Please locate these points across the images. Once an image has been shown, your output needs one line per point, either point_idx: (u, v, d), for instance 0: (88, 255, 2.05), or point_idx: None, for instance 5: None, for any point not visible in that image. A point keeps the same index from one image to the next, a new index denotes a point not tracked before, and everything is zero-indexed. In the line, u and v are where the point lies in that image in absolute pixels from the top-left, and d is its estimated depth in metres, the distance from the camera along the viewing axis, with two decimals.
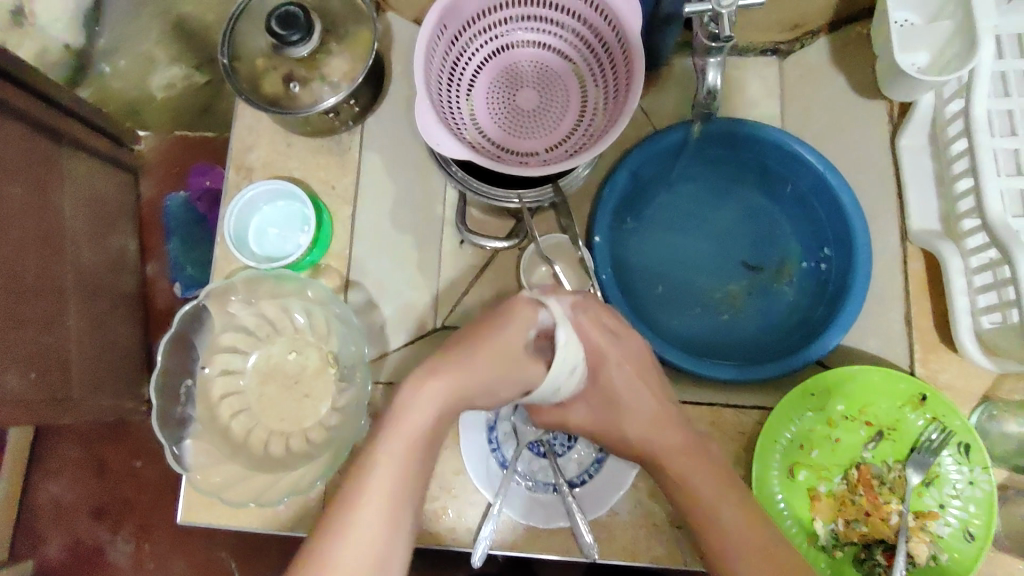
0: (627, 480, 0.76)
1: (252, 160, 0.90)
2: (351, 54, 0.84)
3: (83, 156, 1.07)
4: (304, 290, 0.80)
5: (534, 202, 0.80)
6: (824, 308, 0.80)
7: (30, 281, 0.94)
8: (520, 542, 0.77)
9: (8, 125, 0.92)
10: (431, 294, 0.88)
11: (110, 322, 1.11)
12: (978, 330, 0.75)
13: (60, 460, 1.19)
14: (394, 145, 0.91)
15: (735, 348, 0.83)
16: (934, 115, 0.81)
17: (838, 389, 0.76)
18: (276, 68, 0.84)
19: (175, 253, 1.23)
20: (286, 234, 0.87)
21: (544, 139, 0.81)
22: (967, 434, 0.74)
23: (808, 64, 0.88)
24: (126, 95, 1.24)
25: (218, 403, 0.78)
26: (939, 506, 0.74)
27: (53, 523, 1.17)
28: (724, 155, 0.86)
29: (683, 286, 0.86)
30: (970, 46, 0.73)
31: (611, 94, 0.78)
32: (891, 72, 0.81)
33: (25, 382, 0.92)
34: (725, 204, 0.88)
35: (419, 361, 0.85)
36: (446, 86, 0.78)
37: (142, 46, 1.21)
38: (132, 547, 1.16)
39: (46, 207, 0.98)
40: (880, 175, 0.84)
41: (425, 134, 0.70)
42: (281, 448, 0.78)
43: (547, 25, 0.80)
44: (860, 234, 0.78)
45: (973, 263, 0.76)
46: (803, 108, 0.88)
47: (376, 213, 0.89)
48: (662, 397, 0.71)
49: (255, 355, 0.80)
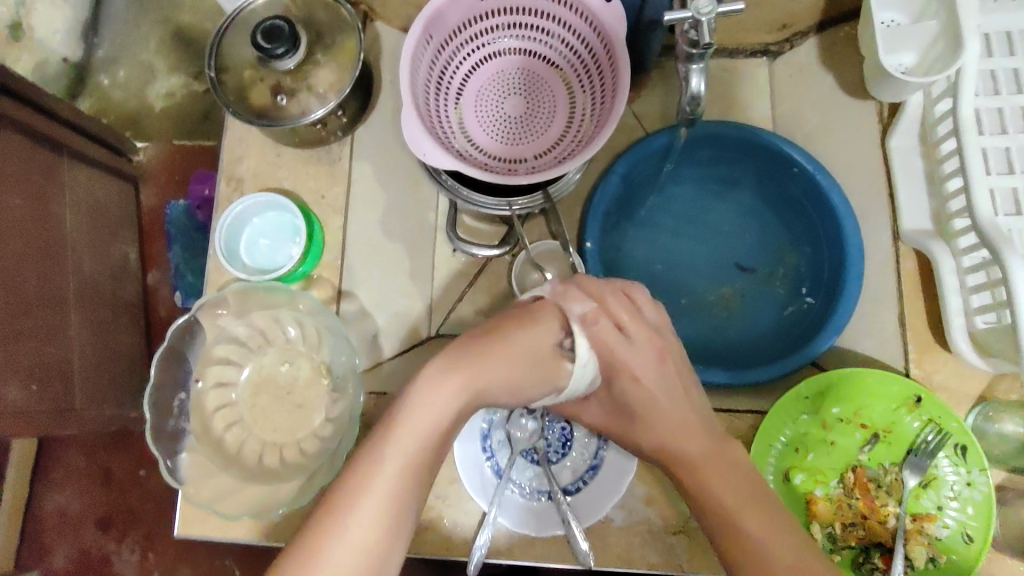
0: (623, 486, 0.76)
1: (242, 171, 0.91)
2: (337, 64, 0.85)
3: (83, 167, 1.08)
4: (295, 302, 0.80)
5: (524, 210, 0.79)
6: (820, 307, 0.79)
7: (29, 294, 0.94)
8: (514, 550, 0.76)
9: (6, 137, 0.93)
10: (423, 301, 0.87)
11: (112, 332, 1.12)
12: (972, 329, 0.75)
13: (64, 470, 1.19)
14: (384, 154, 0.91)
15: (730, 351, 0.82)
16: (923, 115, 0.81)
17: (831, 392, 0.75)
18: (263, 79, 0.84)
19: (177, 261, 1.20)
20: (277, 245, 0.87)
21: (532, 146, 0.81)
22: (963, 435, 0.73)
23: (798, 64, 0.88)
24: (126, 104, 1.28)
25: (212, 416, 0.78)
26: (937, 508, 0.74)
27: (59, 533, 1.17)
28: (715, 157, 0.85)
29: (675, 289, 0.85)
30: (957, 45, 0.73)
31: (598, 99, 0.78)
32: (878, 74, 0.81)
33: (26, 394, 0.92)
34: (717, 206, 0.87)
35: (412, 370, 0.85)
36: (433, 95, 0.78)
37: (144, 57, 1.28)
38: (137, 557, 1.16)
39: (46, 218, 0.98)
40: (870, 172, 0.84)
41: (411, 143, 0.70)
42: (275, 459, 0.77)
43: (533, 32, 0.79)
44: (851, 233, 0.77)
45: (965, 262, 0.76)
46: (795, 108, 0.87)
47: (367, 222, 0.89)
48: (685, 406, 0.68)
49: (248, 367, 0.80)
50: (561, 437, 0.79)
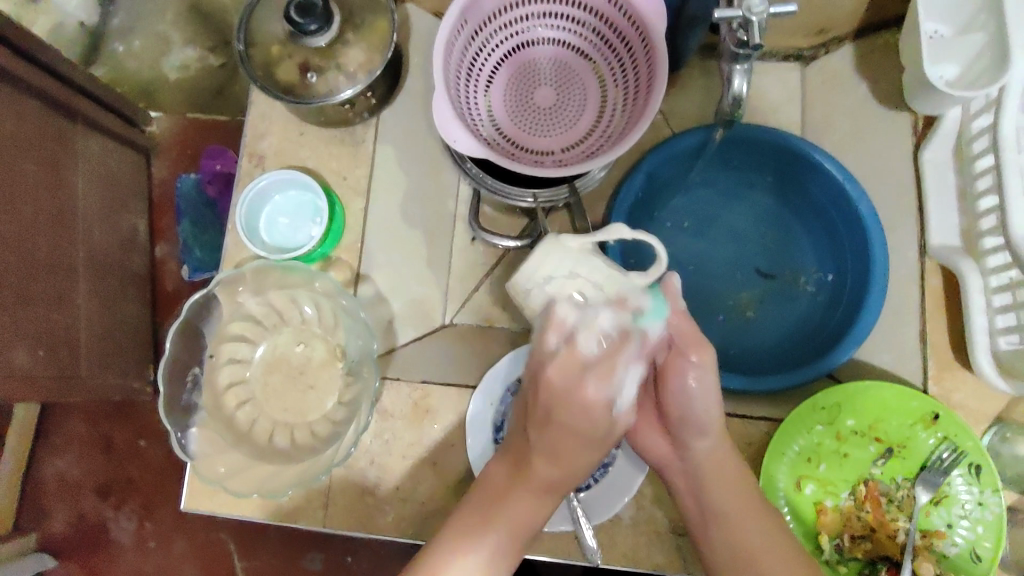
0: (634, 485, 0.75)
1: (264, 148, 0.90)
2: (367, 43, 0.83)
3: (95, 135, 1.06)
4: (313, 282, 0.79)
5: (548, 201, 0.78)
6: (840, 315, 0.78)
7: (40, 260, 0.93)
8: (520, 542, 0.76)
9: (22, 102, 0.91)
10: (441, 290, 0.87)
11: (120, 302, 1.11)
12: (995, 350, 0.75)
13: (66, 435, 1.19)
14: (408, 138, 0.90)
15: (744, 356, 0.82)
16: (960, 129, 0.80)
17: (849, 404, 0.75)
18: (291, 56, 0.83)
19: (185, 234, 1.19)
20: (297, 224, 0.87)
21: (559, 138, 0.80)
22: (979, 455, 0.72)
23: (829, 71, 0.87)
24: (141, 73, 1.26)
25: (224, 393, 0.77)
26: (947, 526, 0.74)
27: (58, 497, 1.17)
28: (742, 159, 0.84)
29: (693, 290, 0.85)
30: (1002, 61, 0.72)
31: (630, 94, 0.77)
32: (919, 85, 0.79)
33: (33, 358, 0.91)
34: (739, 208, 0.87)
35: (427, 359, 0.85)
36: (464, 81, 0.77)
37: (161, 27, 1.27)
38: (134, 526, 1.16)
39: (59, 185, 0.97)
40: (900, 184, 0.83)
41: (441, 130, 0.68)
42: (285, 440, 0.77)
43: (566, 23, 0.78)
44: (878, 248, 0.75)
45: (993, 282, 0.75)
46: (824, 116, 0.87)
47: (389, 207, 0.88)
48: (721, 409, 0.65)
49: (262, 345, 0.79)
50: None
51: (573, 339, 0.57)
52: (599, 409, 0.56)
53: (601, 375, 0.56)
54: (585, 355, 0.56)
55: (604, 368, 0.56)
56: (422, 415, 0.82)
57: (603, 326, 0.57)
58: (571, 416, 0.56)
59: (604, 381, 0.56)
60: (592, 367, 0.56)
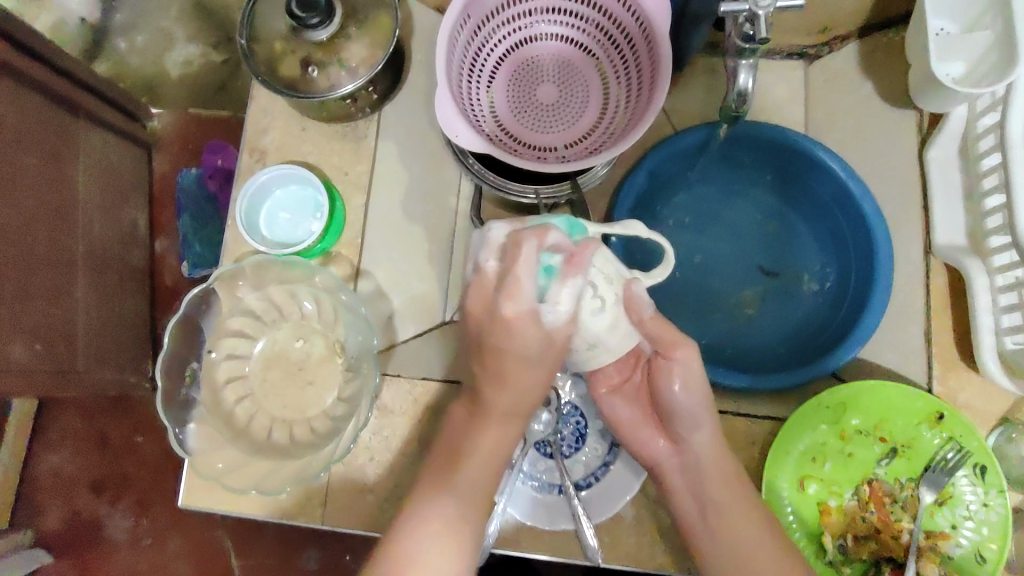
0: (632, 486, 0.75)
1: (266, 143, 0.89)
2: (369, 38, 0.83)
3: (98, 130, 1.06)
4: (313, 277, 0.79)
5: (551, 198, 0.77)
6: (844, 314, 0.78)
7: (39, 254, 0.93)
8: (519, 540, 0.76)
9: (24, 96, 0.91)
10: (441, 287, 0.86)
11: (118, 297, 1.11)
12: (1001, 350, 0.74)
13: (62, 432, 1.18)
14: (410, 134, 0.89)
15: (746, 355, 0.81)
16: (966, 128, 0.79)
17: (853, 404, 0.74)
18: (293, 51, 0.82)
19: (186, 229, 1.18)
20: (298, 219, 0.86)
21: (561, 135, 0.79)
22: (985, 456, 0.72)
23: (835, 69, 0.87)
24: (142, 69, 1.26)
25: (222, 388, 0.77)
26: (952, 527, 0.73)
27: (54, 493, 1.16)
28: (746, 156, 0.84)
29: (696, 288, 0.84)
30: (1010, 59, 0.71)
31: (634, 90, 0.76)
32: (926, 83, 0.79)
33: (30, 352, 0.91)
34: (741, 206, 0.86)
35: (427, 357, 0.84)
36: (467, 76, 0.76)
37: (164, 23, 1.26)
38: (130, 523, 1.16)
39: (60, 180, 0.96)
40: (905, 184, 0.83)
41: (443, 124, 0.68)
42: (284, 436, 0.76)
43: (570, 19, 0.78)
44: (883, 247, 0.75)
45: (999, 281, 0.75)
46: (829, 114, 0.86)
47: (390, 203, 0.88)
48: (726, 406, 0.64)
49: (262, 341, 0.79)
50: (576, 432, 0.78)
51: (482, 267, 0.58)
52: (525, 326, 0.57)
53: (510, 292, 0.56)
54: (492, 276, 0.57)
55: (511, 285, 0.55)
56: (422, 412, 0.81)
57: (495, 240, 0.57)
58: (504, 342, 0.59)
59: (515, 300, 0.56)
60: (502, 282, 0.56)
